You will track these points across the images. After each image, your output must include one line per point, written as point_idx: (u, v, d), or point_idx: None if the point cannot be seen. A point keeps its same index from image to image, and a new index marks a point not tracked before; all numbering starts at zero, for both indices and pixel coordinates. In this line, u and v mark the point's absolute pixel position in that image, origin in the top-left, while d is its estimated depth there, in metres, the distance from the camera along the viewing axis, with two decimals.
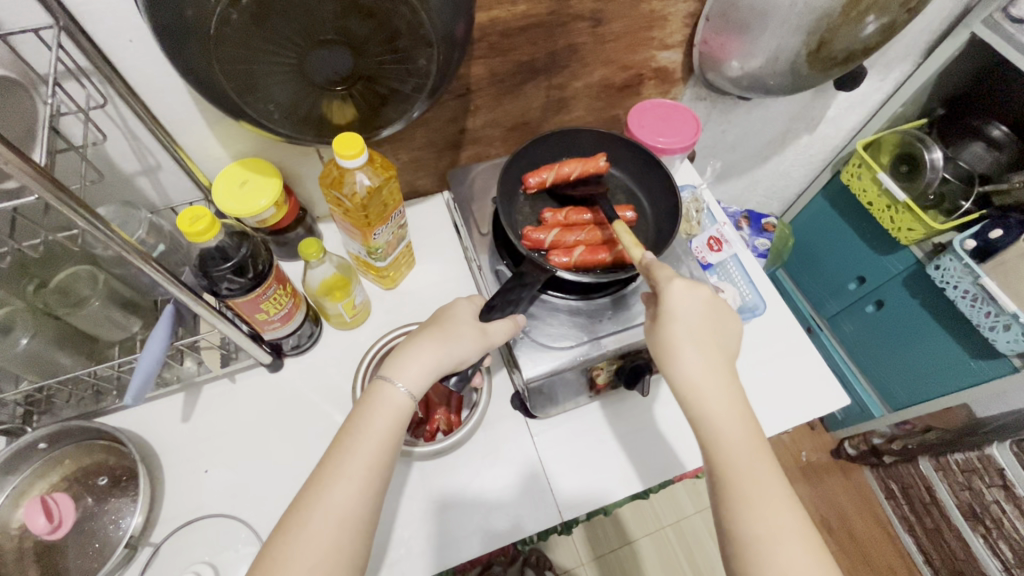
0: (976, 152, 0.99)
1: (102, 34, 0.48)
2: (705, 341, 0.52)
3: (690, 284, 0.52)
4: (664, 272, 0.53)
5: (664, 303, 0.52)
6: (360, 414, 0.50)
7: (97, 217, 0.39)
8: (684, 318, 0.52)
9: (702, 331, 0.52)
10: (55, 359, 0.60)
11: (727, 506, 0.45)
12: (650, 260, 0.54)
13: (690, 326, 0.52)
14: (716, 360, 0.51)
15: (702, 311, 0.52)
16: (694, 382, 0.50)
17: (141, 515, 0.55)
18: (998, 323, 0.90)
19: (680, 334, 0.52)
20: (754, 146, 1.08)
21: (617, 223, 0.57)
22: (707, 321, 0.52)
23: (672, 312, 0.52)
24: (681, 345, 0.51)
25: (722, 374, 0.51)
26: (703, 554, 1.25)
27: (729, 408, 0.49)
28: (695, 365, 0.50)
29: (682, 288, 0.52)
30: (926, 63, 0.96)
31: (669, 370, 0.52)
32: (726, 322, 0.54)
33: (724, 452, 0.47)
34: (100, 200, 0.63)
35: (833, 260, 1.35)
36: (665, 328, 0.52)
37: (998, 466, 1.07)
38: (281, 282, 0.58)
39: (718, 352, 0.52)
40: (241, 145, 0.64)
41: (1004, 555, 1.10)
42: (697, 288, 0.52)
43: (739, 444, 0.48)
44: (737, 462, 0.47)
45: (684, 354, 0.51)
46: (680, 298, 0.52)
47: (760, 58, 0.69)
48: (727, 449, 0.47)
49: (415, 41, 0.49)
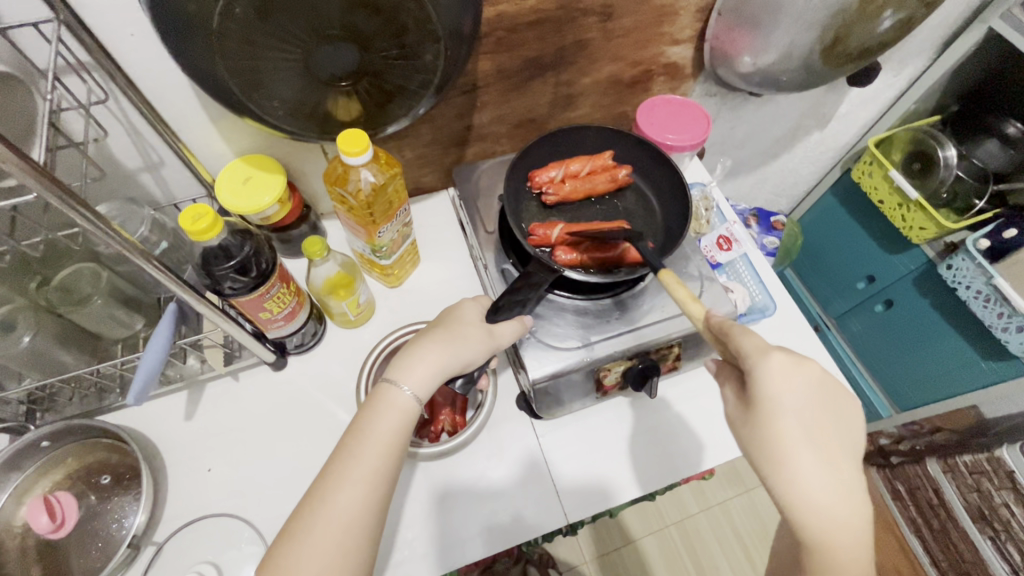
0: (990, 150, 0.97)
1: (103, 28, 0.47)
2: (821, 436, 0.43)
3: (798, 364, 0.44)
4: (760, 349, 0.44)
5: (770, 390, 0.43)
6: (365, 418, 0.49)
7: (98, 215, 0.39)
8: (795, 410, 0.43)
9: (817, 427, 0.43)
10: (57, 356, 0.60)
11: None
12: (733, 326, 0.47)
13: (804, 421, 0.43)
14: (836, 462, 0.42)
15: (815, 399, 0.43)
16: (812, 493, 0.41)
17: (144, 512, 0.55)
18: (1011, 324, 0.89)
19: (793, 434, 0.42)
20: (763, 143, 1.06)
21: (664, 274, 0.52)
22: (820, 410, 0.44)
23: (782, 405, 0.43)
24: (796, 447, 0.42)
25: (845, 483, 0.42)
26: (707, 553, 1.24)
27: (853, 527, 0.41)
28: (814, 472, 0.42)
29: (789, 371, 0.43)
30: (941, 59, 0.94)
31: (777, 474, 0.43)
32: (839, 408, 0.45)
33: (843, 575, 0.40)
34: (102, 196, 0.63)
35: (842, 259, 1.33)
36: (772, 425, 0.43)
37: (1008, 469, 1.06)
38: (285, 280, 0.57)
39: (838, 452, 0.43)
40: (244, 141, 0.63)
41: (1012, 558, 1.08)
42: (807, 369, 0.44)
43: (861, 571, 0.40)
44: None
45: (800, 460, 0.42)
46: (789, 387, 0.43)
47: (774, 53, 0.68)
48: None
49: (422, 36, 0.47)
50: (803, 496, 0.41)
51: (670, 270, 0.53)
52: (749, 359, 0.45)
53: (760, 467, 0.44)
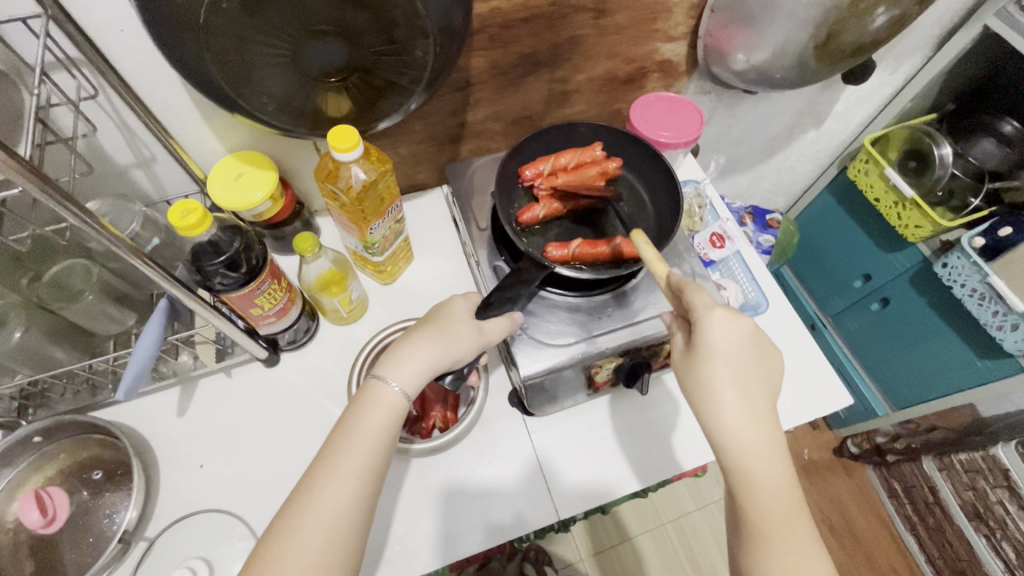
0: (986, 149, 0.96)
1: (93, 23, 0.47)
2: (747, 379, 0.49)
3: (733, 317, 0.49)
4: (706, 303, 0.49)
5: (705, 337, 0.49)
6: (354, 415, 0.49)
7: (85, 211, 0.39)
8: (726, 355, 0.48)
9: (745, 372, 0.49)
10: (49, 352, 0.60)
11: (758, 551, 0.44)
12: (683, 281, 0.51)
13: (733, 364, 0.48)
14: (759, 401, 0.48)
15: (745, 348, 0.49)
16: (734, 424, 0.47)
17: (135, 508, 0.55)
18: (1006, 322, 0.89)
19: (724, 374, 0.48)
20: (759, 141, 1.06)
21: (636, 233, 0.54)
22: (749, 357, 0.49)
23: (714, 349, 0.48)
24: (723, 385, 0.48)
25: (764, 418, 0.48)
26: (703, 551, 1.24)
27: (770, 455, 0.46)
28: (736, 407, 0.47)
29: (724, 322, 0.49)
30: (937, 56, 0.94)
31: (706, 410, 0.48)
32: (767, 358, 0.50)
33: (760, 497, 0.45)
34: (94, 192, 0.63)
35: (839, 257, 1.33)
36: (704, 366, 0.49)
37: (1003, 467, 1.06)
38: (275, 277, 0.57)
39: (760, 393, 0.49)
40: (237, 138, 0.63)
41: (1006, 555, 1.09)
42: (741, 322, 0.49)
43: (777, 491, 0.45)
44: (772, 513, 0.45)
45: (726, 396, 0.48)
46: (723, 334, 0.48)
47: (768, 51, 0.68)
48: (764, 498, 0.45)
49: (412, 31, 0.47)
50: (728, 427, 0.47)
51: (642, 231, 0.55)
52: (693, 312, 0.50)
53: (694, 405, 0.50)
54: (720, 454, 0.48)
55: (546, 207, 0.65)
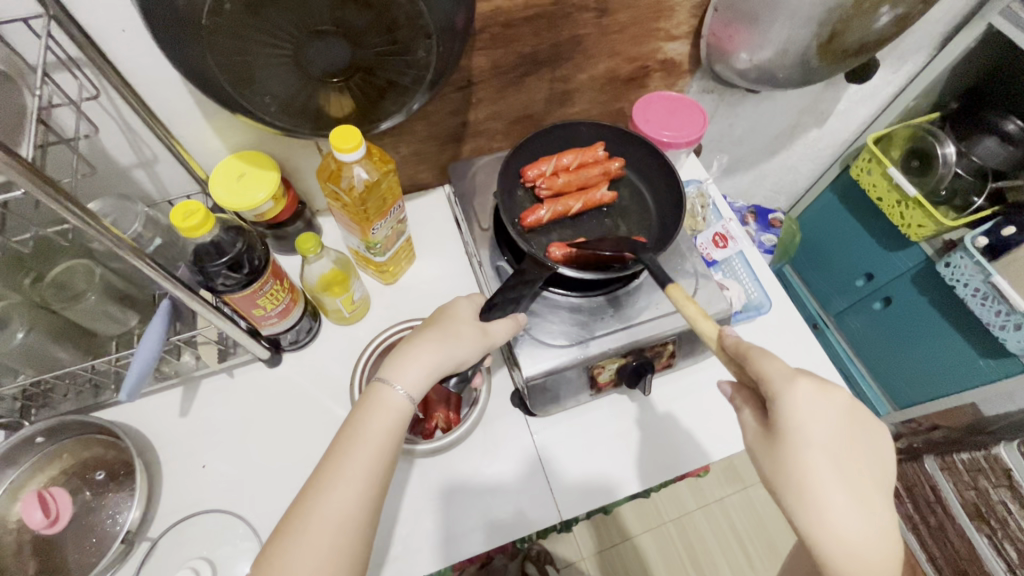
0: (988, 146, 0.95)
1: (95, 23, 0.47)
2: (849, 467, 0.41)
3: (823, 390, 0.42)
4: (786, 375, 0.43)
5: (795, 421, 0.42)
6: (358, 417, 0.49)
7: (88, 212, 0.39)
8: (821, 442, 0.41)
9: (844, 458, 0.41)
10: (51, 353, 0.60)
11: None
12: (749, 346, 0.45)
13: (830, 452, 0.41)
14: (867, 493, 0.41)
15: (841, 428, 0.42)
16: (844, 530, 0.40)
17: (138, 509, 0.55)
18: (1009, 322, 0.89)
19: (820, 464, 0.41)
20: (762, 139, 1.06)
21: (673, 290, 0.50)
22: (846, 439, 0.42)
23: (807, 436, 0.41)
24: (825, 482, 0.41)
25: (876, 515, 0.40)
26: (704, 550, 1.25)
27: (887, 560, 0.40)
28: (845, 509, 0.40)
29: (814, 399, 0.42)
30: (941, 55, 0.94)
31: (805, 511, 0.41)
32: (864, 434, 0.43)
33: None
34: (95, 192, 0.62)
35: (841, 256, 1.33)
36: (796, 455, 0.41)
37: (1005, 467, 1.02)
38: (278, 277, 0.57)
39: (866, 482, 0.41)
40: (238, 138, 0.63)
41: (1009, 556, 1.06)
42: (833, 396, 0.42)
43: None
44: None
45: (830, 495, 0.40)
46: (814, 416, 0.41)
47: (770, 49, 0.68)
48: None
49: (414, 32, 0.47)
50: (833, 531, 0.40)
51: (677, 285, 0.51)
52: (772, 386, 0.43)
53: (786, 501, 0.43)
54: (822, 560, 0.41)
55: (551, 210, 0.64)
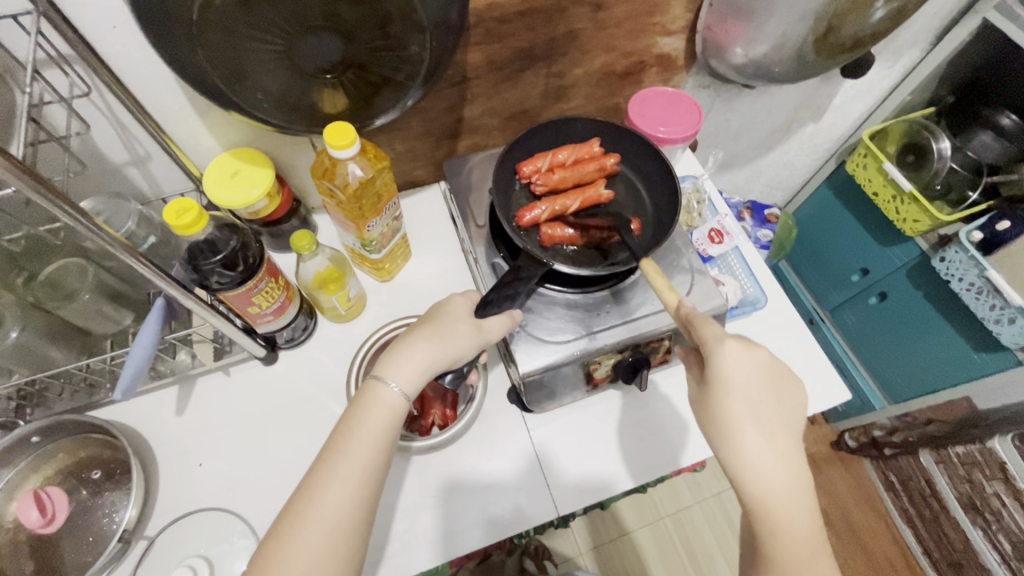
0: (984, 142, 0.95)
1: (85, 19, 0.47)
2: (768, 414, 0.46)
3: (747, 348, 0.47)
4: (717, 334, 0.47)
5: (721, 372, 0.46)
6: (354, 415, 0.49)
7: (80, 211, 0.38)
8: (743, 390, 0.46)
9: (764, 406, 0.46)
10: (45, 352, 0.59)
11: None
12: (697, 313, 0.50)
13: (752, 400, 0.46)
14: (783, 439, 0.45)
15: (763, 382, 0.46)
16: (757, 466, 0.44)
17: (135, 508, 0.55)
18: (1003, 316, 0.89)
19: (741, 410, 0.45)
20: (757, 135, 1.06)
21: (646, 263, 0.56)
22: (768, 391, 0.46)
23: (731, 384, 0.46)
24: (742, 422, 0.45)
25: (788, 458, 0.44)
26: (701, 544, 1.25)
27: (796, 499, 0.43)
28: (761, 450, 0.44)
29: (737, 354, 0.46)
30: (937, 49, 0.94)
31: (728, 453, 0.45)
32: (788, 393, 0.47)
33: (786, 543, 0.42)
34: (88, 190, 0.62)
35: (836, 251, 1.33)
36: (721, 402, 0.46)
37: (999, 460, 1.06)
38: (273, 275, 0.57)
39: (782, 432, 0.46)
40: (232, 135, 0.63)
41: (1002, 547, 1.10)
42: (756, 353, 0.47)
43: (801, 537, 0.42)
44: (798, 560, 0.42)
45: (746, 434, 0.44)
46: (738, 368, 0.46)
47: (766, 44, 0.68)
48: (786, 542, 0.42)
49: (407, 27, 0.47)
50: (751, 469, 0.44)
51: (653, 260, 0.57)
52: (704, 342, 0.48)
53: (713, 443, 0.47)
54: (742, 497, 0.44)
55: (548, 209, 0.63)
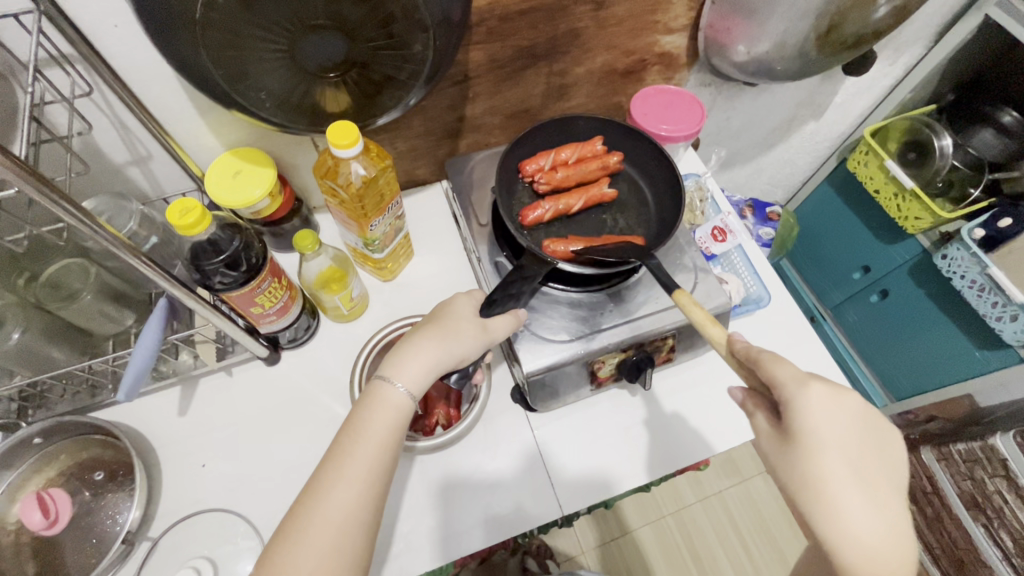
0: (986, 139, 0.97)
1: (86, 19, 0.47)
2: (866, 471, 0.40)
3: (836, 394, 0.41)
4: (798, 378, 0.42)
5: (808, 425, 0.41)
6: (359, 416, 0.49)
7: (83, 211, 0.38)
8: (838, 445, 0.40)
9: (862, 462, 0.40)
10: (47, 353, 0.59)
11: None
12: (761, 353, 0.44)
13: (847, 455, 0.40)
14: (887, 500, 0.40)
15: (858, 433, 0.41)
16: (859, 535, 0.38)
17: (138, 509, 0.55)
18: (1006, 314, 0.89)
19: (836, 468, 0.40)
20: (758, 133, 1.05)
21: (680, 295, 0.50)
22: (863, 443, 0.41)
23: (823, 438, 0.40)
24: (840, 482, 0.40)
25: (897, 524, 0.39)
26: (704, 543, 1.25)
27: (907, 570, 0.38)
28: (863, 514, 0.39)
29: (826, 402, 0.41)
30: (938, 46, 0.94)
31: (825, 519, 0.39)
32: (883, 443, 0.42)
33: None
34: (88, 190, 0.62)
35: (838, 249, 1.33)
36: (813, 460, 0.40)
37: (1001, 457, 1.06)
38: (276, 275, 0.57)
39: (884, 492, 0.40)
40: (234, 134, 0.62)
41: (1004, 544, 1.09)
42: (846, 400, 0.41)
43: None
44: None
45: (847, 497, 0.39)
46: (828, 417, 0.41)
47: (768, 42, 0.67)
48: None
49: (411, 25, 0.47)
50: (853, 538, 0.38)
51: (683, 289, 0.51)
52: (783, 389, 0.42)
53: (804, 506, 0.41)
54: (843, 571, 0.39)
55: (551, 208, 0.64)
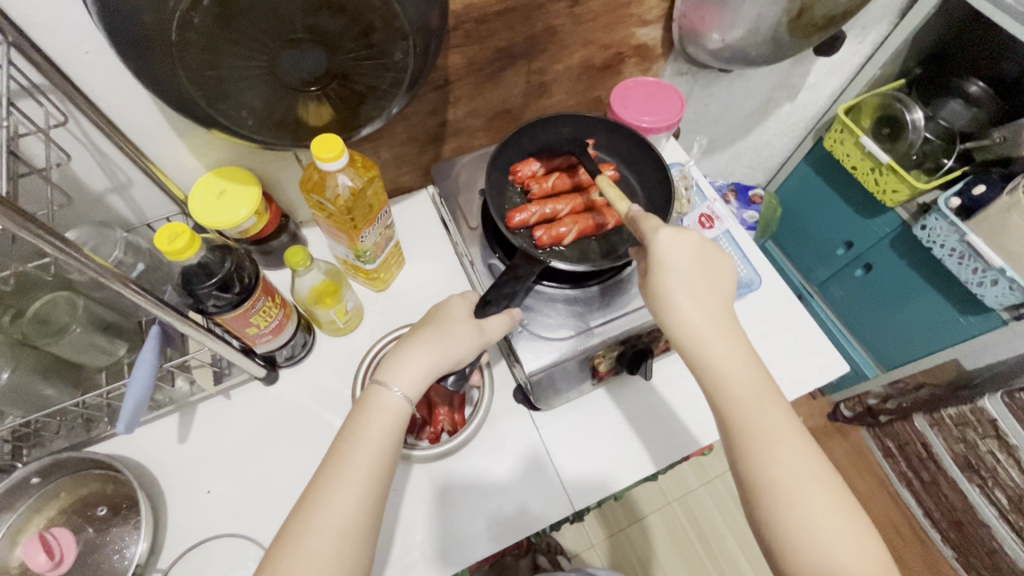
0: (954, 110, 0.99)
1: (57, 46, 0.46)
2: (699, 286, 0.51)
3: (677, 231, 0.51)
4: (650, 223, 0.52)
5: (654, 255, 0.51)
6: (356, 421, 0.49)
7: (68, 243, 0.37)
8: (678, 267, 0.50)
9: (696, 278, 0.51)
10: (39, 391, 0.58)
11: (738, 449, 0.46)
12: (636, 213, 0.54)
13: (685, 275, 0.51)
14: (713, 307, 0.50)
15: (694, 258, 0.51)
16: (693, 331, 0.49)
17: (145, 541, 0.54)
18: (986, 279, 0.91)
19: (675, 283, 0.50)
20: (736, 118, 1.07)
21: (600, 178, 0.57)
22: (700, 264, 0.51)
23: (665, 263, 0.51)
24: (678, 295, 0.50)
25: (719, 318, 0.50)
26: (710, 525, 1.27)
27: (729, 353, 0.49)
28: (694, 316, 0.50)
29: (669, 236, 0.51)
30: (903, 23, 0.95)
31: (670, 326, 0.51)
32: (718, 268, 0.52)
33: (730, 393, 0.47)
34: (71, 222, 0.61)
35: (819, 227, 1.35)
36: (657, 279, 0.51)
37: (991, 417, 1.09)
38: (269, 294, 0.56)
39: (713, 297, 0.51)
40: (214, 154, 0.61)
41: (1000, 502, 1.12)
42: (683, 235, 0.51)
43: (745, 386, 0.47)
44: (744, 406, 0.47)
45: (682, 304, 0.50)
46: (670, 246, 0.51)
47: (741, 28, 0.68)
48: (734, 392, 0.47)
49: (390, 34, 0.46)
50: (688, 334, 0.50)
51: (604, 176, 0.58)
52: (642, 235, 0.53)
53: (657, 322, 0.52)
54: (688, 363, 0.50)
55: (537, 212, 0.63)
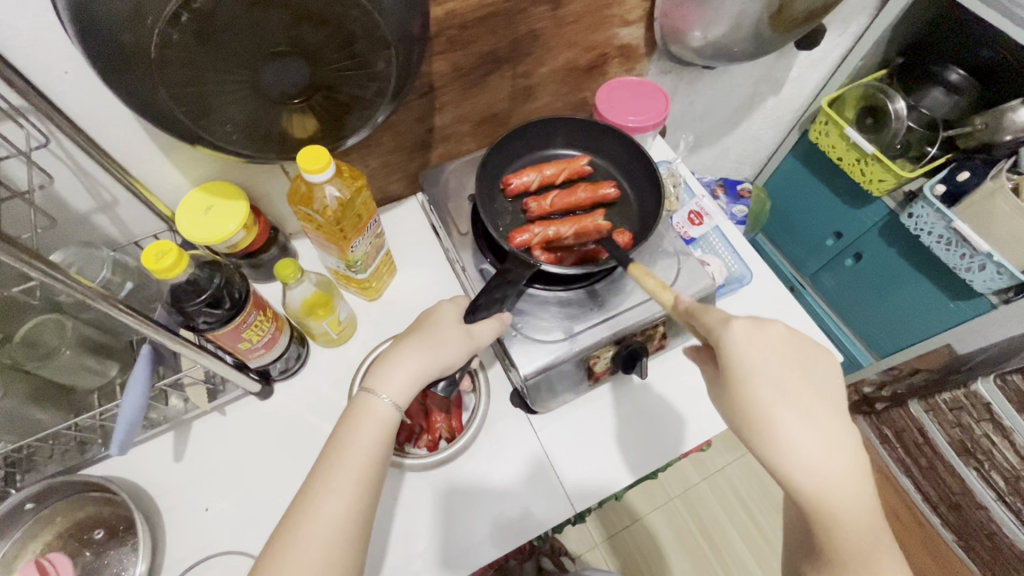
0: (936, 99, 0.99)
1: (35, 68, 0.45)
2: (801, 396, 0.43)
3: (758, 326, 0.45)
4: (721, 319, 0.46)
5: (739, 359, 0.44)
6: (342, 431, 0.48)
7: (52, 265, 0.37)
8: (768, 373, 0.44)
9: (794, 386, 0.43)
10: (31, 416, 0.57)
11: None
12: (691, 304, 0.49)
13: (779, 383, 0.43)
14: (824, 422, 0.42)
15: (786, 360, 0.44)
16: (805, 459, 0.41)
17: (144, 562, 0.54)
18: (973, 264, 0.92)
19: (771, 394, 0.43)
20: (722, 114, 1.07)
21: (634, 268, 0.54)
22: (795, 366, 0.44)
23: (752, 368, 0.44)
24: (778, 411, 0.42)
25: (835, 437, 0.42)
26: (712, 521, 1.27)
27: (850, 482, 0.41)
28: (804, 439, 0.42)
29: (748, 333, 0.45)
30: (882, 14, 0.97)
31: (769, 447, 0.43)
32: (816, 366, 0.45)
33: (844, 530, 0.41)
34: (57, 243, 0.60)
35: (808, 218, 1.36)
36: (746, 388, 0.44)
37: (985, 402, 1.11)
38: (261, 308, 0.56)
39: (820, 410, 0.43)
40: (200, 170, 0.61)
41: (997, 484, 1.14)
42: (768, 330, 0.45)
43: (860, 520, 0.41)
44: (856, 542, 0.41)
45: (784, 422, 0.42)
46: (752, 346, 0.44)
47: (723, 26, 0.69)
48: (848, 528, 0.41)
49: (372, 43, 0.46)
50: (799, 461, 0.41)
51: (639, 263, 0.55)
52: (711, 328, 0.47)
53: (750, 438, 0.44)
54: (793, 491, 0.42)
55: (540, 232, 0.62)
